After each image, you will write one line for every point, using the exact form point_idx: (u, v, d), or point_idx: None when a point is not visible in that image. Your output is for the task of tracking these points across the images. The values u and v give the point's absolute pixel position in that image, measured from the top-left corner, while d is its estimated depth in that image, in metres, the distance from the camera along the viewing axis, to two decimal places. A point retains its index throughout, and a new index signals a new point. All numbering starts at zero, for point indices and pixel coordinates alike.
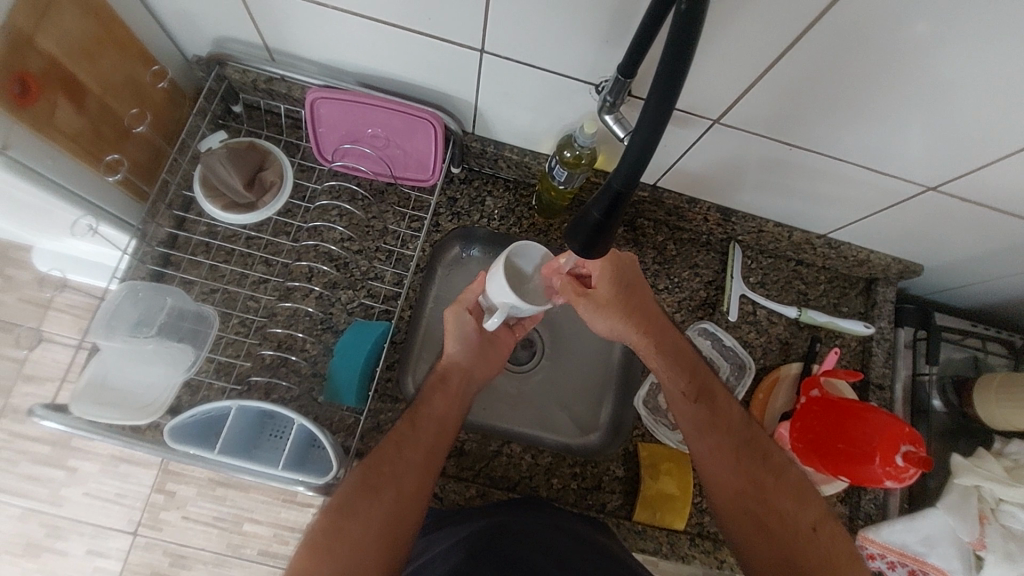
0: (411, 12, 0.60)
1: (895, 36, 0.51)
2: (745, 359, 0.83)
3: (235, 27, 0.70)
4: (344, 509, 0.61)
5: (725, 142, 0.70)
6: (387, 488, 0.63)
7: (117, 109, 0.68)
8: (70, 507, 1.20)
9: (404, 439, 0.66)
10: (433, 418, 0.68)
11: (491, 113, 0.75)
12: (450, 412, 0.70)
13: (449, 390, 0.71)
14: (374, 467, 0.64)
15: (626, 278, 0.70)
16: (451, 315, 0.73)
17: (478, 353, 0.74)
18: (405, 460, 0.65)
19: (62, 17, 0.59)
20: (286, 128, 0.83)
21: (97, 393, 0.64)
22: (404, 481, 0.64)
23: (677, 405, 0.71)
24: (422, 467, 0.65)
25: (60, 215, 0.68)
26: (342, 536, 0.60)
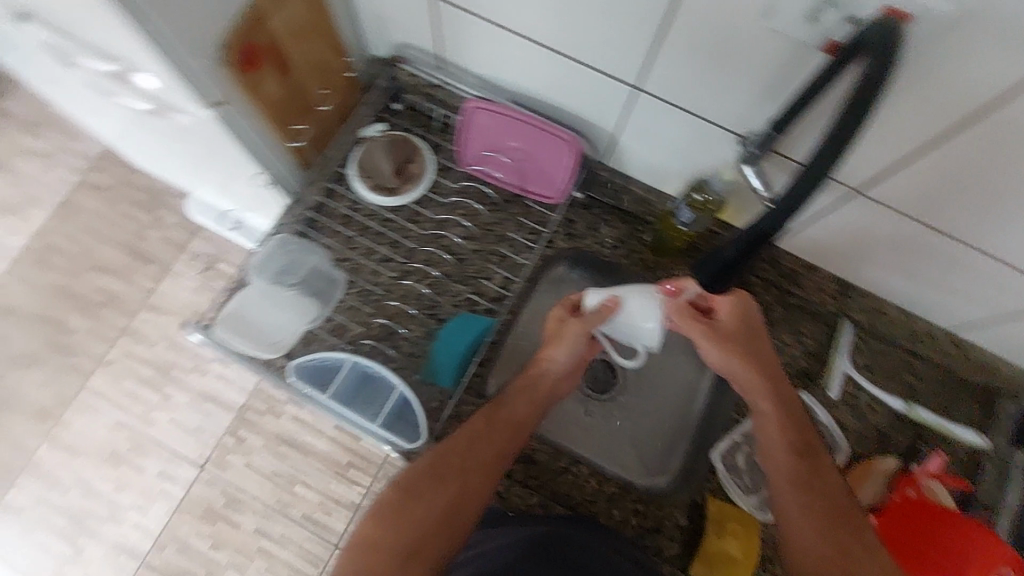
0: (582, 45, 0.66)
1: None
2: (837, 439, 0.79)
3: (418, 36, 0.80)
4: (410, 491, 0.64)
5: (861, 214, 0.69)
6: (451, 486, 0.64)
7: (307, 87, 0.79)
8: (155, 428, 1.40)
9: (475, 437, 0.67)
10: (511, 417, 0.69)
11: (628, 146, 0.79)
12: (521, 421, 0.70)
13: (523, 399, 0.71)
14: (443, 460, 0.66)
15: (749, 318, 0.69)
16: (573, 331, 0.70)
17: (552, 370, 0.73)
18: (474, 460, 0.66)
19: (292, 6, 0.70)
20: (435, 130, 0.90)
21: (239, 322, 0.77)
22: (471, 477, 0.65)
23: (774, 454, 0.68)
24: (483, 472, 0.66)
25: (244, 168, 0.80)
26: (402, 521, 0.62)
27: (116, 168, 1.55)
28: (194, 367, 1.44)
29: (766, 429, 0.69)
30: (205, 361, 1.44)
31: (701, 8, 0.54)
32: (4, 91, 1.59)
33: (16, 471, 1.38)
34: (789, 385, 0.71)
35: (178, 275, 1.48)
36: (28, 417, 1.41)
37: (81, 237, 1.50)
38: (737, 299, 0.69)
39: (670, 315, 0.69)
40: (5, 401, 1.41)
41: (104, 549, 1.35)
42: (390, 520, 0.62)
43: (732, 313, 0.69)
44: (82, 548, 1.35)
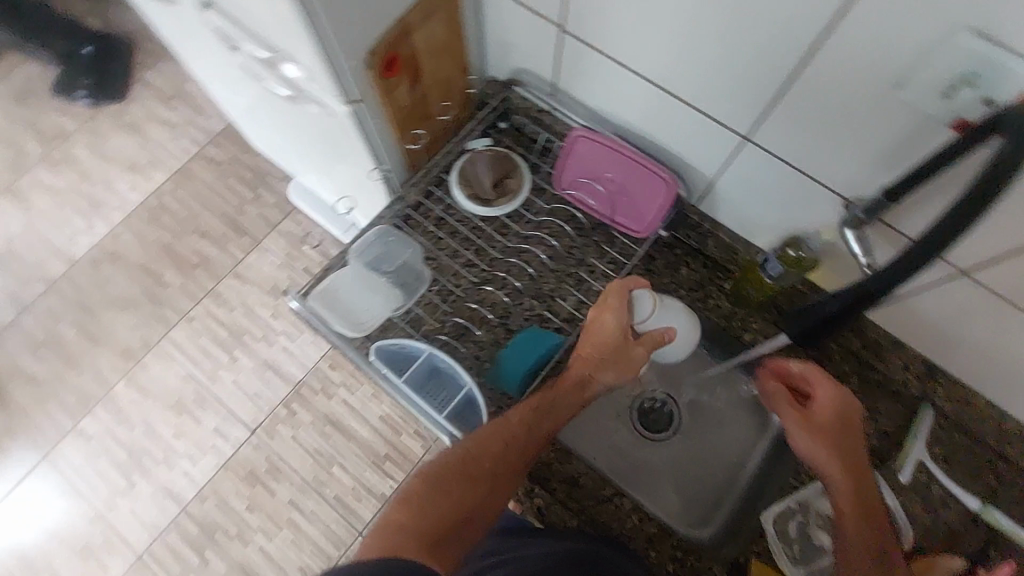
0: (699, 90, 0.69)
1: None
2: (903, 527, 0.75)
3: (539, 64, 0.86)
4: (437, 483, 0.64)
5: (963, 296, 0.67)
6: (479, 486, 0.64)
7: (431, 97, 0.87)
8: (219, 386, 1.51)
9: (505, 439, 0.67)
10: (548, 419, 0.70)
11: (724, 194, 0.81)
12: (551, 427, 0.69)
13: (566, 403, 0.71)
14: (473, 459, 0.66)
15: (846, 413, 0.70)
16: (636, 355, 0.73)
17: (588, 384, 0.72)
18: (503, 461, 0.65)
19: (434, 25, 0.78)
20: (535, 152, 0.94)
21: (330, 299, 0.84)
22: (499, 479, 0.65)
23: (849, 550, 0.65)
24: (511, 474, 0.66)
25: (363, 163, 0.89)
26: (428, 511, 0.61)
27: (231, 147, 1.71)
28: (263, 336, 1.54)
29: (843, 523, 0.66)
30: (274, 333, 1.54)
31: (828, 71, 0.56)
32: (151, 65, 1.80)
33: (92, 400, 1.51)
34: (874, 486, 0.69)
35: (265, 251, 1.61)
36: (112, 354, 1.54)
37: (189, 201, 1.66)
38: (840, 391, 0.70)
39: (770, 395, 0.73)
40: (96, 336, 1.55)
41: (152, 489, 1.44)
42: (417, 509, 0.61)
43: (832, 401, 0.70)
44: (134, 484, 1.45)
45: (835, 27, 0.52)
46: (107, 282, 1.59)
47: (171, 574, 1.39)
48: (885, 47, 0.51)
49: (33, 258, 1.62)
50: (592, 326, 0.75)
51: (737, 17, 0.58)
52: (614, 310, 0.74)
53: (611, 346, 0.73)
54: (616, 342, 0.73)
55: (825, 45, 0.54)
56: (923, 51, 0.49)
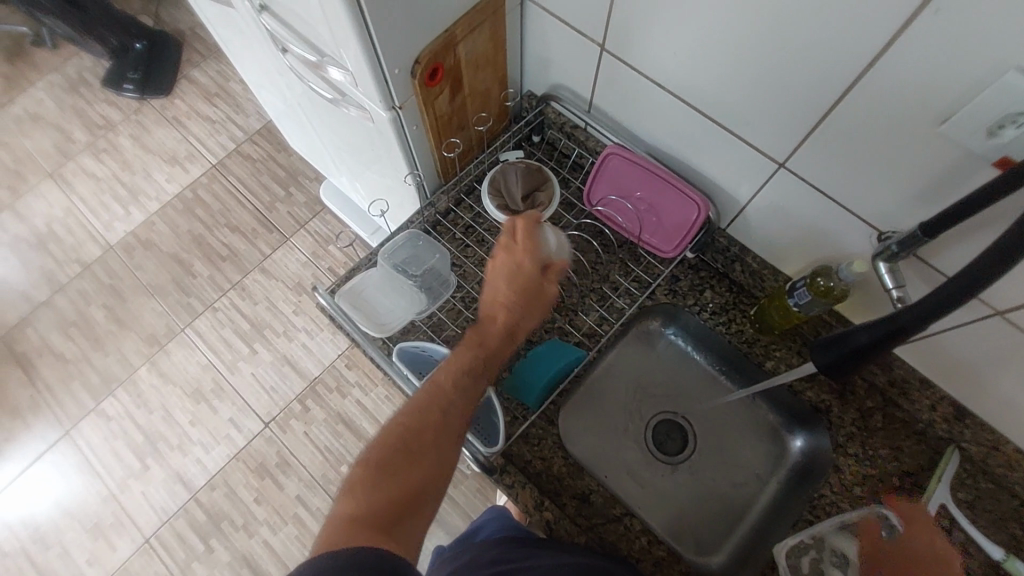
0: (735, 114, 0.69)
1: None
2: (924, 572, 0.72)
3: (577, 81, 0.87)
4: (385, 466, 0.57)
5: (997, 338, 0.66)
6: (426, 457, 0.59)
7: (469, 108, 0.89)
8: (237, 378, 1.53)
9: (442, 401, 0.62)
10: (476, 371, 0.65)
11: (755, 219, 0.81)
12: (484, 380, 0.66)
13: (493, 350, 0.67)
14: (415, 433, 0.60)
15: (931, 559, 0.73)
16: (552, 288, 0.72)
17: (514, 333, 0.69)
18: (445, 426, 0.61)
19: (478, 38, 0.80)
20: (567, 167, 0.96)
21: (355, 298, 0.85)
22: (444, 449, 0.60)
23: None
24: (454, 438, 0.61)
25: (399, 167, 0.91)
26: (380, 496, 0.55)
27: (267, 145, 1.76)
28: (284, 332, 1.57)
29: None
30: (294, 329, 1.57)
31: (869, 101, 0.57)
32: (197, 64, 1.87)
33: (115, 382, 1.55)
34: None
35: (292, 248, 1.64)
36: (138, 338, 1.58)
37: (223, 196, 1.71)
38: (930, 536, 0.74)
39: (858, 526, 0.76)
40: (124, 320, 1.60)
41: (165, 474, 1.47)
42: (366, 493, 0.55)
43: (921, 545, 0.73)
44: (148, 467, 1.48)
45: (879, 60, 0.53)
46: (138, 268, 1.64)
47: (174, 559, 1.40)
48: (929, 83, 0.51)
49: (72, 240, 1.68)
50: (506, 266, 0.71)
51: (781, 45, 0.59)
52: (527, 249, 0.72)
53: (526, 282, 0.70)
54: (534, 282, 0.71)
55: (869, 76, 0.55)
56: (968, 88, 0.49)
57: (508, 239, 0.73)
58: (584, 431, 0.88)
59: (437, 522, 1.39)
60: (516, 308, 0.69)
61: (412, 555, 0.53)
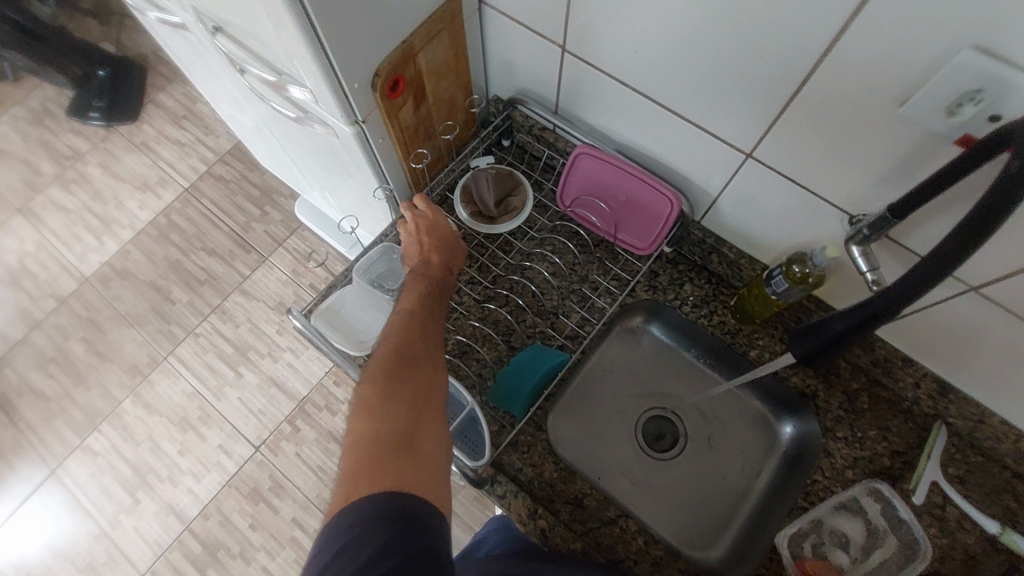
0: (700, 108, 0.69)
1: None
2: (921, 540, 0.72)
3: (542, 83, 0.87)
4: (384, 390, 0.58)
5: (971, 314, 0.66)
6: (420, 368, 0.62)
7: (435, 118, 0.88)
8: (224, 402, 1.51)
9: (410, 325, 0.67)
10: (425, 303, 0.72)
11: (726, 209, 0.80)
12: (439, 305, 0.73)
13: (433, 286, 0.75)
14: (400, 354, 0.62)
15: None
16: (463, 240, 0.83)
17: (450, 270, 0.79)
18: (423, 341, 0.65)
19: (438, 46, 0.79)
20: (539, 169, 0.95)
21: (333, 317, 0.82)
22: (430, 359, 0.64)
23: None
24: (435, 349, 0.66)
25: (368, 182, 0.90)
26: (392, 416, 0.57)
27: (239, 165, 1.74)
28: (268, 352, 1.55)
29: None
30: (278, 349, 1.55)
31: (829, 88, 0.56)
32: (161, 87, 1.84)
33: (100, 417, 1.51)
34: None
35: (272, 267, 1.62)
36: (120, 370, 1.55)
37: (197, 219, 1.68)
38: None
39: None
40: (104, 353, 1.56)
41: (156, 506, 1.44)
42: (376, 418, 0.56)
43: None
44: (138, 501, 1.44)
45: (836, 48, 0.53)
46: (116, 299, 1.61)
47: None
48: (887, 65, 0.51)
49: (45, 275, 1.64)
50: (423, 221, 0.81)
51: (738, 37, 0.58)
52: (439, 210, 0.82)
53: (448, 228, 0.81)
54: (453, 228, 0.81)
55: (827, 62, 0.55)
56: (924, 70, 0.49)
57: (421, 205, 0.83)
58: (574, 434, 0.87)
59: None
60: (445, 250, 0.79)
61: (439, 455, 0.56)
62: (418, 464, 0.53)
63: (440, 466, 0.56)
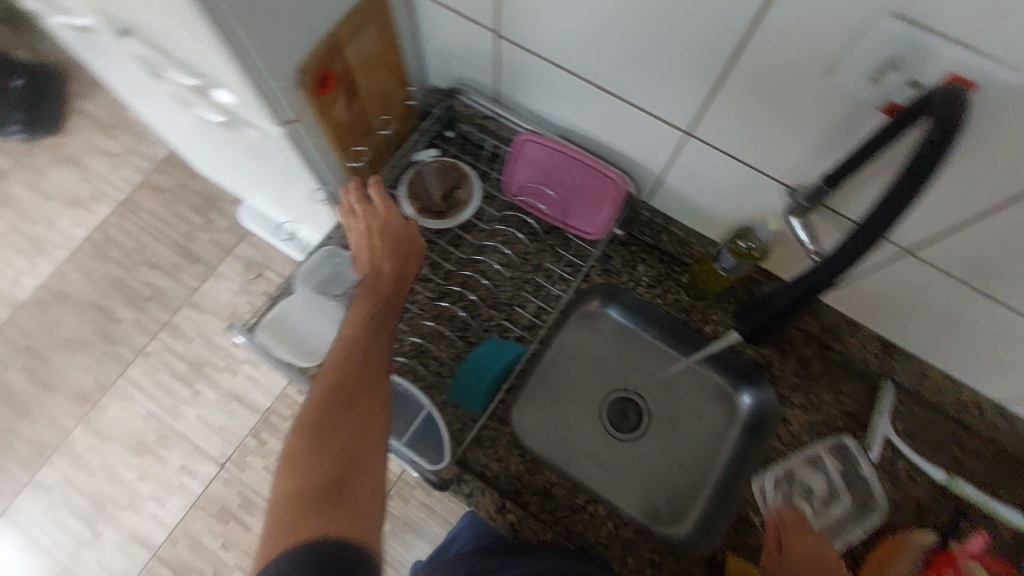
0: (637, 89, 0.68)
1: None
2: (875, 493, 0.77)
3: (479, 70, 0.84)
4: (316, 431, 0.58)
5: (908, 275, 0.68)
6: (359, 403, 0.61)
7: (370, 112, 0.84)
8: (182, 422, 1.44)
9: (353, 354, 0.65)
10: (373, 324, 0.69)
11: (672, 188, 0.80)
12: (389, 326, 0.71)
13: (383, 302, 0.72)
14: (338, 389, 0.61)
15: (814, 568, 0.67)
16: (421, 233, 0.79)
17: (402, 281, 0.75)
18: (365, 371, 0.64)
19: (366, 38, 0.75)
20: (484, 159, 0.93)
21: (278, 329, 0.78)
22: (371, 391, 0.62)
23: None
24: (380, 378, 0.64)
25: (302, 180, 0.86)
26: (321, 460, 0.56)
27: (177, 172, 1.65)
28: (226, 366, 1.49)
29: None
30: (236, 362, 1.49)
31: (760, 61, 0.56)
32: (84, 94, 1.72)
33: (49, 449, 1.43)
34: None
35: (221, 278, 1.55)
36: (66, 398, 1.46)
37: (136, 233, 1.59)
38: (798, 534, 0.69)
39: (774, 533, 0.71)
40: (46, 381, 1.47)
41: (119, 536, 1.37)
42: (305, 463, 0.55)
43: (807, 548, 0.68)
44: (99, 532, 1.38)
45: (763, 21, 0.52)
46: (54, 323, 1.51)
47: None
48: (812, 36, 0.51)
49: None
50: (373, 224, 0.76)
51: (666, 14, 0.57)
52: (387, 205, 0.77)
53: (399, 228, 0.76)
54: (405, 230, 0.77)
55: (756, 36, 0.54)
56: (848, 39, 0.50)
57: (376, 197, 0.78)
58: (541, 423, 0.88)
59: (417, 534, 1.36)
60: (398, 257, 0.75)
61: (372, 498, 0.55)
62: (346, 509, 0.52)
63: (373, 507, 0.54)
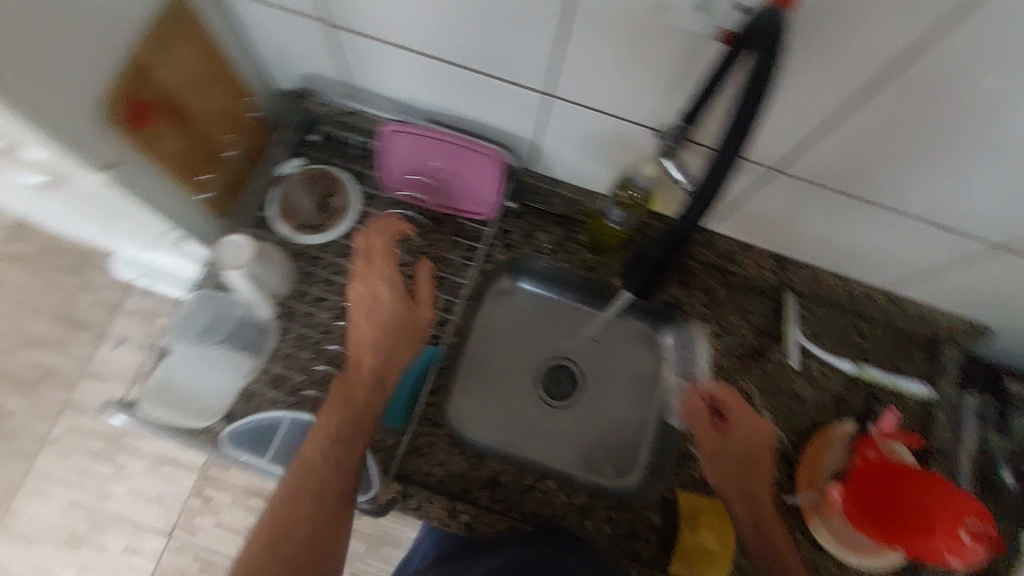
0: (486, 57, 0.65)
1: (977, 86, 0.51)
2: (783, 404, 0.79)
3: (323, 64, 0.77)
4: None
5: (784, 191, 0.70)
6: (306, 550, 0.60)
7: (212, 134, 0.75)
8: (114, 501, 1.32)
9: (308, 485, 0.62)
10: (349, 439, 0.65)
11: (550, 151, 0.78)
12: (359, 448, 0.66)
13: (359, 409, 0.67)
14: (286, 530, 0.60)
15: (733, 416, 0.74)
16: (427, 298, 0.74)
17: (381, 385, 0.69)
18: (318, 511, 0.61)
19: (179, 53, 0.67)
20: (354, 157, 0.85)
21: (165, 395, 0.72)
22: (321, 532, 0.61)
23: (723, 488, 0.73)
24: (332, 518, 0.62)
25: (152, 227, 0.78)
26: None
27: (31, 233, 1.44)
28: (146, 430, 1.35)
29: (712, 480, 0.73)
30: None
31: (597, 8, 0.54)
32: None
33: None
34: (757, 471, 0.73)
35: (113, 338, 1.39)
36: None
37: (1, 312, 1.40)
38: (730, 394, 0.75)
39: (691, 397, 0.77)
40: None
41: None
42: None
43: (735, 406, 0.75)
44: None
45: None
46: None
47: None
48: None
49: None
50: (365, 300, 0.71)
51: None
52: (385, 273, 0.72)
53: (410, 318, 0.72)
54: (403, 314, 0.71)
55: None
56: None
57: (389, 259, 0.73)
58: (478, 413, 0.87)
59: (396, 544, 1.33)
60: (385, 351, 0.70)
61: None
62: None
63: None
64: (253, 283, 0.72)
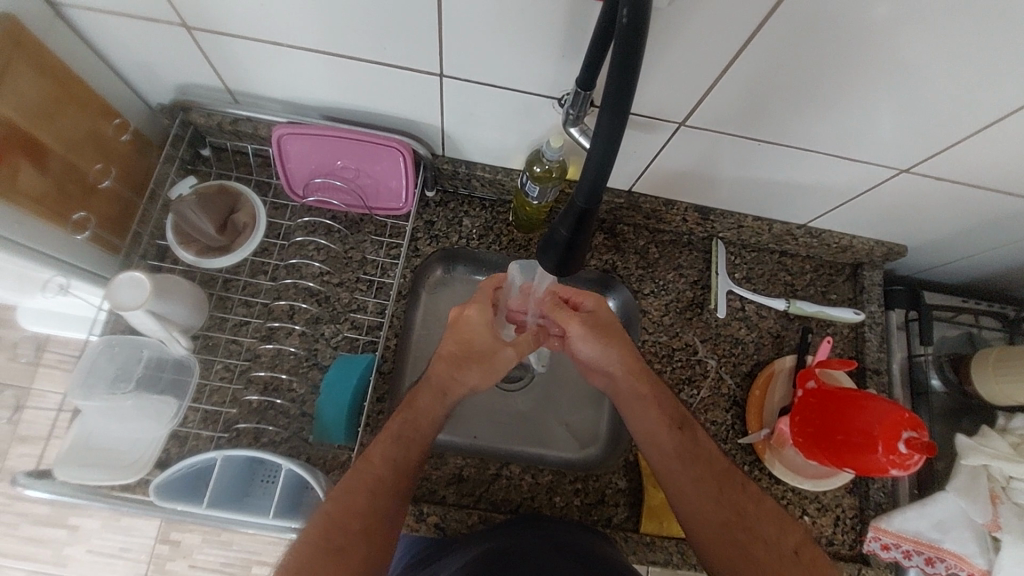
0: (367, 45, 0.61)
1: (857, 16, 0.51)
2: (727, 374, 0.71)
3: (198, 73, 0.70)
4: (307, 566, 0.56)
5: (694, 143, 0.70)
6: (360, 544, 0.59)
7: (81, 165, 0.68)
8: (73, 566, 1.22)
9: (364, 483, 0.61)
10: (415, 440, 0.64)
11: (458, 134, 0.75)
12: (412, 455, 0.64)
13: (428, 414, 0.65)
14: (341, 525, 0.59)
15: (603, 319, 0.72)
16: (504, 356, 0.69)
17: (445, 394, 0.66)
18: (372, 508, 0.60)
19: (18, 82, 0.59)
20: (256, 167, 0.83)
21: (82, 454, 0.65)
22: (376, 530, 0.60)
23: (656, 436, 0.69)
24: (382, 519, 0.60)
25: (35, 275, 0.71)
26: None
27: None
28: None
29: (642, 425, 0.70)
30: None
31: None
32: None
33: None
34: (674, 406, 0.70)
35: None
36: None
37: None
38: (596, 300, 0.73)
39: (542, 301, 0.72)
40: None
41: None
42: None
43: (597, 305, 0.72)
44: None
45: None
46: None
47: None
48: None
49: None
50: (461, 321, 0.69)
51: None
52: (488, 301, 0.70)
53: (486, 351, 0.68)
54: (485, 343, 0.68)
55: None
56: None
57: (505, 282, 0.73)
58: None
59: None
60: (462, 369, 0.67)
61: None
62: None
63: None
64: (159, 320, 0.67)
